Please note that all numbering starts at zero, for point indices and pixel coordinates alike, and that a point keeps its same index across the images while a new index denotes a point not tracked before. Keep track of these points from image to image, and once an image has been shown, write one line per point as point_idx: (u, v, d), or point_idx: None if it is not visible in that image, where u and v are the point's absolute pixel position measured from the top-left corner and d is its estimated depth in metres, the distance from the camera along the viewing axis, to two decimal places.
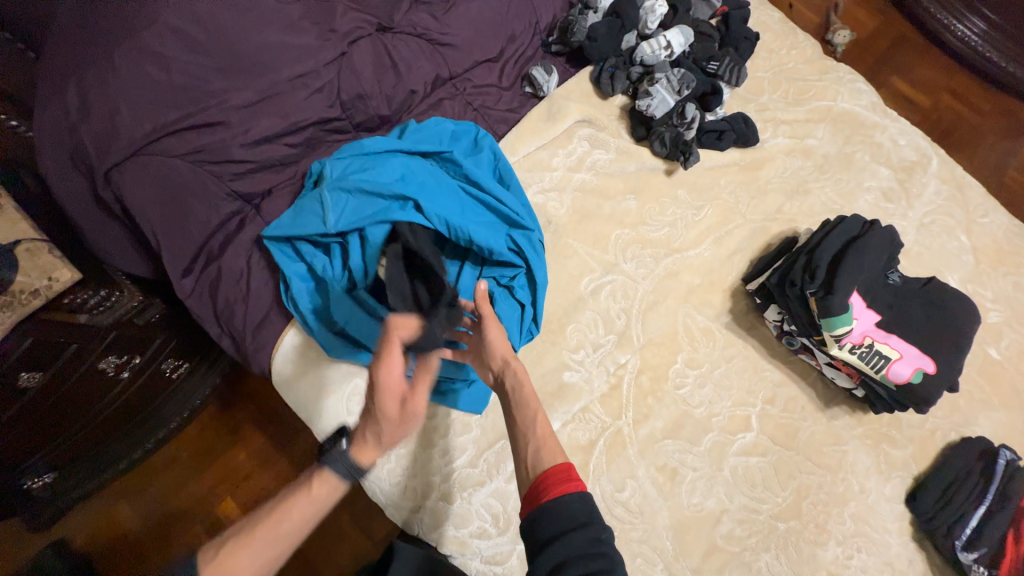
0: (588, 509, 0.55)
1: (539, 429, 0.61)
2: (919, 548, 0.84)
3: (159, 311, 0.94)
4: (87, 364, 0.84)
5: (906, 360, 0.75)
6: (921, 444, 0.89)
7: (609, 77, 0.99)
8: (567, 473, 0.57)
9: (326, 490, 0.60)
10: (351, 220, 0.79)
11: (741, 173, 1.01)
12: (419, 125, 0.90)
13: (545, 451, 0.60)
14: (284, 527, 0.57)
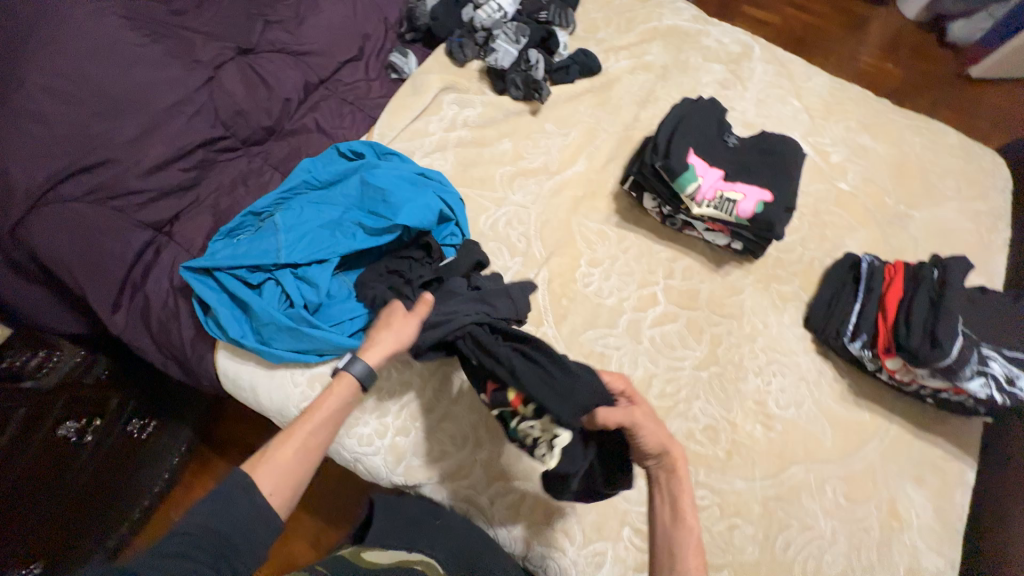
0: None
1: (683, 533, 0.65)
2: (825, 358, 0.95)
3: (108, 371, 1.02)
4: (50, 427, 0.88)
5: (749, 197, 0.88)
6: (805, 274, 1.01)
7: (459, 47, 1.12)
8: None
9: (343, 391, 0.71)
10: (302, 249, 0.86)
11: (595, 97, 1.15)
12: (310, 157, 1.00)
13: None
14: (311, 436, 0.66)
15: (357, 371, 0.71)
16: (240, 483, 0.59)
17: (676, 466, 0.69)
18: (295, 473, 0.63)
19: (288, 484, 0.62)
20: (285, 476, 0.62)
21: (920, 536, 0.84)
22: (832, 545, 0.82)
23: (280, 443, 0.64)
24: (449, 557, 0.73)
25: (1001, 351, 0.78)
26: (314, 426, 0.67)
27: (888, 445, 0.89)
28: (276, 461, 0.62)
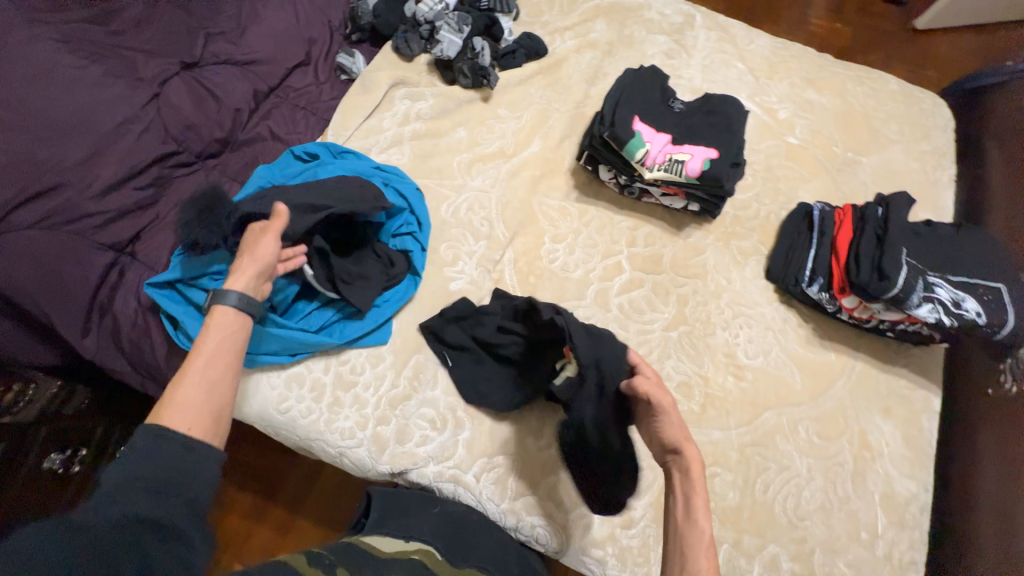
0: None
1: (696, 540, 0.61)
2: (789, 306, 0.98)
3: (88, 399, 1.01)
4: (36, 459, 0.88)
5: (696, 157, 0.91)
6: (763, 228, 1.04)
7: (405, 42, 1.14)
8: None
9: (229, 322, 0.67)
10: None
11: (545, 79, 1.17)
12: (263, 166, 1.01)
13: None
14: (214, 367, 0.62)
15: (234, 301, 0.68)
16: (144, 430, 0.54)
17: (692, 467, 0.66)
18: (209, 404, 0.59)
19: (206, 415, 0.58)
20: (197, 410, 0.58)
21: (892, 463, 0.87)
22: (809, 482, 0.84)
23: (178, 385, 0.59)
24: (448, 542, 0.73)
25: (947, 278, 0.81)
26: (217, 358, 0.63)
27: (855, 382, 0.92)
28: (180, 399, 0.58)
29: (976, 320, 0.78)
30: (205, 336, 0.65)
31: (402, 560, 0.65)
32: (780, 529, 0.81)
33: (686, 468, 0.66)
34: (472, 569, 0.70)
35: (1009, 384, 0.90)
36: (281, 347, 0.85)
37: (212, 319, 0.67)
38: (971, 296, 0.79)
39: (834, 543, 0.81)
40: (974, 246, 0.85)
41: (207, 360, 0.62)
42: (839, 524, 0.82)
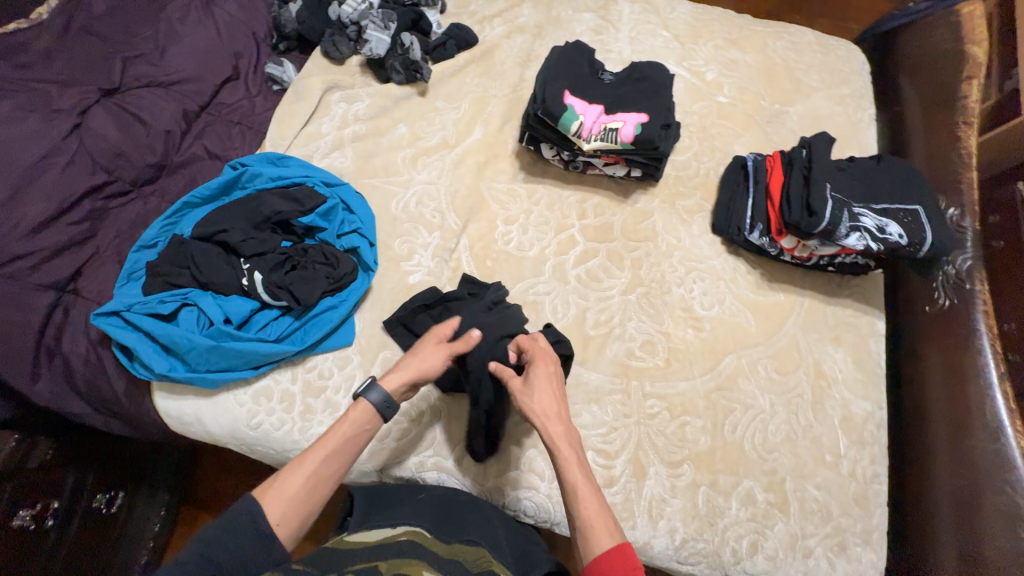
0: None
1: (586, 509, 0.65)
2: (736, 256, 1.02)
3: (53, 449, 0.98)
4: (2, 519, 0.84)
5: (629, 123, 0.94)
6: (705, 185, 1.08)
7: (333, 45, 1.13)
8: (623, 561, 0.60)
9: (363, 418, 0.69)
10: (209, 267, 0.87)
11: (479, 67, 1.18)
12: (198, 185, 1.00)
13: (597, 532, 0.63)
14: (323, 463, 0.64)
15: (376, 398, 0.70)
16: (245, 512, 0.58)
17: (557, 438, 0.71)
18: (306, 503, 0.62)
19: (295, 511, 0.61)
20: (292, 503, 0.61)
21: (846, 387, 0.92)
22: (773, 416, 0.89)
23: (291, 469, 0.63)
24: (433, 523, 0.72)
25: (871, 207, 0.86)
26: (328, 461, 0.64)
27: (805, 317, 0.97)
28: (283, 485, 0.61)
29: (899, 242, 0.84)
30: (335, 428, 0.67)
31: (390, 542, 0.64)
32: (751, 464, 0.86)
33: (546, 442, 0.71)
34: (459, 544, 0.69)
35: (942, 300, 0.98)
36: (241, 361, 0.84)
37: (351, 408, 0.69)
38: (893, 220, 0.85)
39: (802, 469, 0.86)
40: (892, 175, 0.91)
41: (328, 457, 0.65)
42: (804, 451, 0.87)
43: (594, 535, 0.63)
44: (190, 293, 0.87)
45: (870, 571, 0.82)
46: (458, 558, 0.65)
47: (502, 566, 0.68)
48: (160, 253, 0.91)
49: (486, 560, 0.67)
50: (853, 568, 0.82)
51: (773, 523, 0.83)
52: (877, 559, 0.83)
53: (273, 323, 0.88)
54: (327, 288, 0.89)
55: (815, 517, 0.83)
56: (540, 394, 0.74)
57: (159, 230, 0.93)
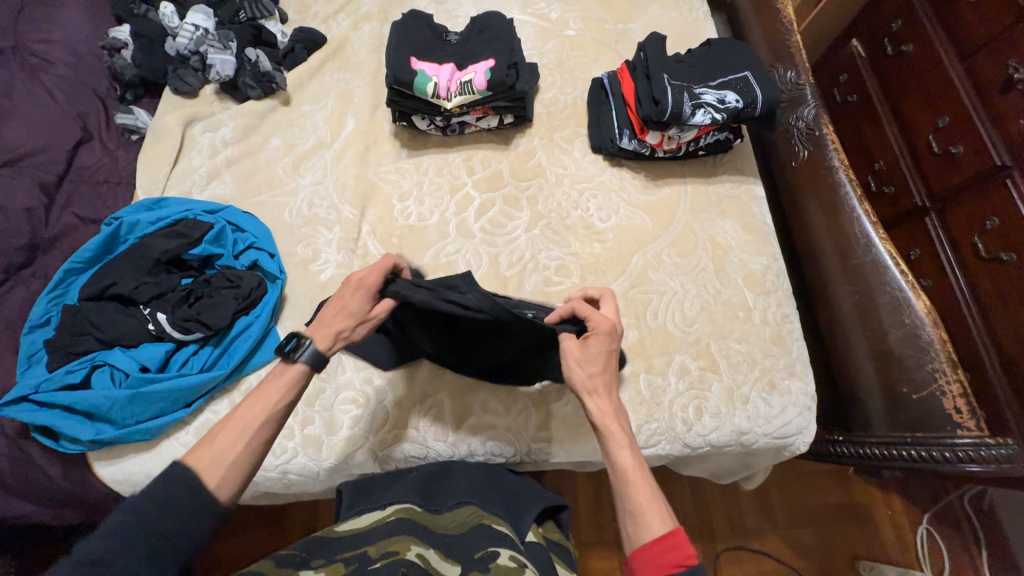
0: (676, 552, 0.61)
1: (635, 484, 0.66)
2: (619, 167, 1.09)
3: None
4: None
5: (479, 72, 0.99)
6: (575, 112, 1.15)
7: (180, 80, 1.11)
8: (677, 546, 0.61)
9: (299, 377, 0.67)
10: (113, 323, 0.86)
11: (335, 63, 1.19)
12: (76, 251, 0.96)
13: (653, 516, 0.64)
14: (261, 423, 0.63)
15: (309, 357, 0.68)
16: (180, 475, 0.57)
17: (603, 417, 0.71)
18: (245, 464, 0.61)
19: (236, 475, 0.60)
20: (233, 469, 0.60)
21: (741, 250, 1.01)
22: (686, 294, 0.97)
23: (222, 435, 0.61)
24: (421, 498, 0.74)
25: (708, 85, 0.96)
26: (267, 422, 0.64)
27: (692, 202, 1.05)
28: (218, 449, 0.60)
29: (737, 106, 0.93)
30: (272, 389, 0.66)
31: (379, 527, 0.65)
32: (678, 340, 0.93)
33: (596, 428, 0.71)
34: (449, 511, 0.71)
35: (801, 151, 1.09)
36: (171, 402, 0.83)
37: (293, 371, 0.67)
38: (729, 90, 0.94)
39: (721, 330, 0.94)
40: (721, 55, 1.02)
41: (252, 412, 0.63)
42: (719, 315, 0.95)
43: (643, 519, 0.64)
44: (99, 355, 0.85)
45: (802, 397, 0.92)
46: (449, 528, 0.67)
47: (495, 516, 0.70)
48: (56, 328, 0.87)
49: (479, 515, 0.70)
50: (787, 400, 0.91)
51: (710, 385, 0.90)
52: (805, 385, 0.93)
53: (194, 357, 0.88)
54: (239, 307, 0.89)
55: (743, 366, 0.92)
56: (591, 366, 0.73)
57: (47, 305, 0.89)
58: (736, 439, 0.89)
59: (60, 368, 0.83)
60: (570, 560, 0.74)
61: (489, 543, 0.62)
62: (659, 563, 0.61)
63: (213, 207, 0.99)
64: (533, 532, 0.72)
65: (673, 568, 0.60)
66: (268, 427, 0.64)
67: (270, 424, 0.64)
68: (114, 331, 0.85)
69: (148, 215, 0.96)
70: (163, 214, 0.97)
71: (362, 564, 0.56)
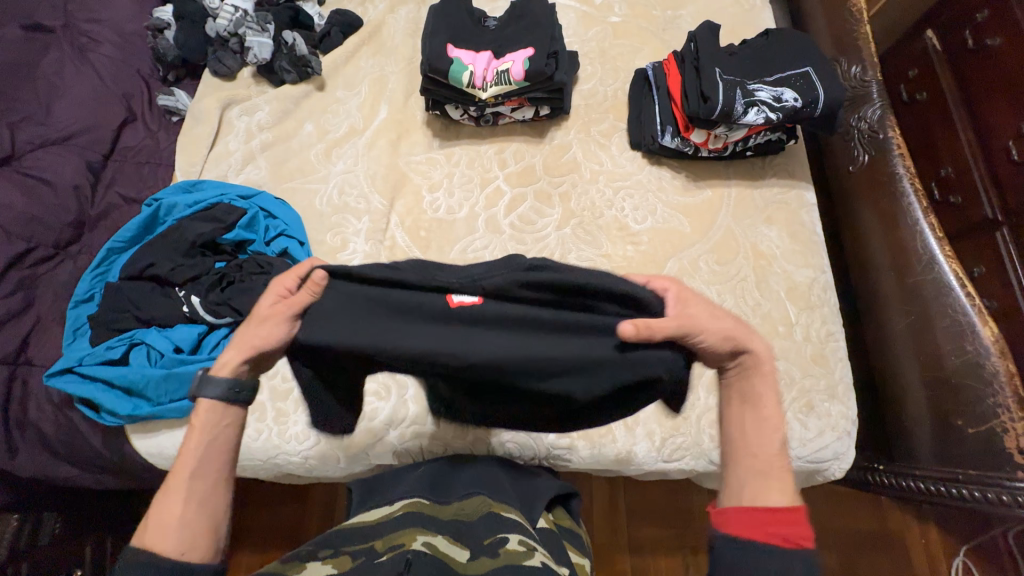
0: (795, 533, 0.51)
1: (767, 449, 0.56)
2: (660, 166, 1.03)
3: (60, 522, 0.99)
4: None
5: (517, 62, 0.96)
6: (614, 105, 1.09)
7: (219, 62, 1.12)
8: (797, 524, 0.51)
9: (208, 414, 0.56)
10: (151, 302, 0.89)
11: (371, 47, 1.17)
12: (119, 229, 0.99)
13: (774, 484, 0.54)
14: (200, 475, 0.54)
15: (215, 391, 0.57)
16: (127, 563, 0.49)
17: (761, 359, 0.58)
18: (198, 521, 0.53)
19: (196, 533, 0.52)
20: (186, 531, 0.52)
21: (786, 261, 0.95)
22: (722, 304, 0.92)
23: (157, 501, 0.53)
24: (432, 487, 0.72)
25: (764, 81, 0.89)
26: (201, 470, 0.54)
27: (735, 206, 0.99)
28: (158, 520, 0.52)
29: (795, 105, 0.86)
30: (187, 437, 0.56)
31: (386, 521, 0.63)
32: None
33: (751, 368, 0.58)
34: (457, 501, 0.69)
35: (862, 155, 1.00)
36: None
37: (198, 413, 0.56)
38: (787, 87, 0.87)
39: None
40: (780, 47, 0.94)
41: (177, 468, 0.54)
42: (758, 328, 0.90)
43: (772, 482, 0.54)
44: (137, 333, 0.88)
45: (842, 421, 0.86)
46: (460, 515, 0.65)
47: (505, 503, 0.69)
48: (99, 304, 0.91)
49: (488, 504, 0.68)
50: (825, 423, 0.86)
51: None
52: (846, 409, 0.87)
53: (224, 340, 0.89)
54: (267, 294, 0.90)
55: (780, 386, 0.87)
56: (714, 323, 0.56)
57: (91, 281, 0.93)
58: None
59: (102, 344, 0.87)
60: (583, 545, 0.71)
61: (498, 529, 0.61)
62: (767, 525, 0.51)
63: (246, 192, 1.00)
64: (544, 518, 0.70)
65: (783, 541, 0.50)
66: (205, 473, 0.55)
67: (201, 471, 0.54)
68: (152, 310, 0.88)
69: (186, 197, 0.98)
70: (199, 197, 0.98)
71: (369, 558, 0.54)
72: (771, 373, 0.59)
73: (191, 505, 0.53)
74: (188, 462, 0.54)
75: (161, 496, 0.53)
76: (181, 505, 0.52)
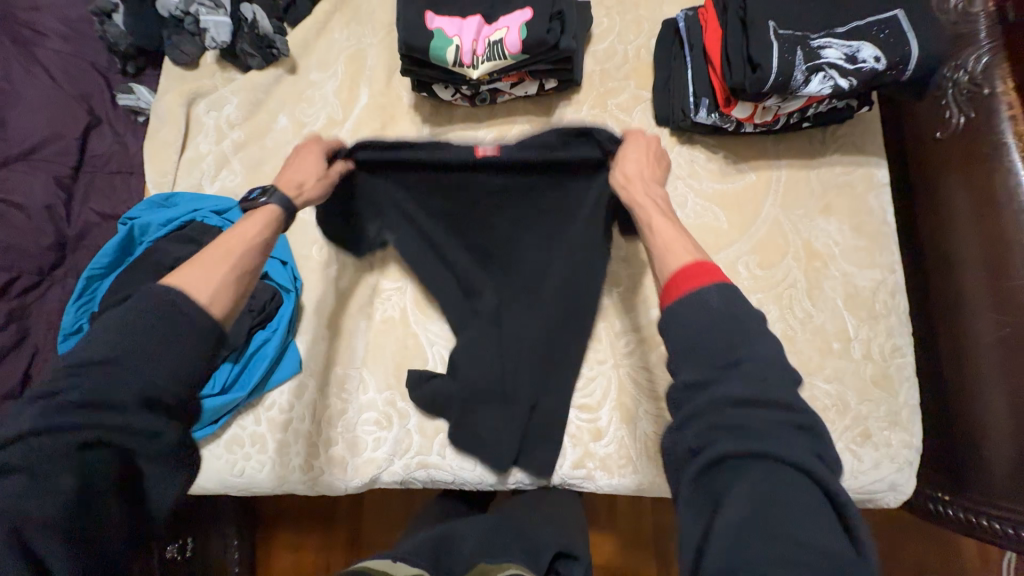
0: (725, 297, 0.52)
1: (659, 240, 0.62)
2: (693, 146, 0.86)
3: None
4: None
5: (513, 28, 0.78)
6: (636, 69, 0.89)
7: (176, 49, 0.98)
8: (703, 271, 0.55)
9: (265, 216, 0.67)
10: None
11: (343, 15, 1.00)
12: (98, 252, 0.93)
13: (672, 256, 0.59)
14: (236, 253, 0.62)
15: (278, 201, 0.68)
16: (158, 294, 0.54)
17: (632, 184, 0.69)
18: (231, 288, 0.59)
19: (225, 296, 0.58)
20: (222, 291, 0.58)
21: (846, 260, 0.79)
22: (764, 317, 0.78)
23: (204, 257, 0.60)
24: (433, 550, 0.64)
25: (831, 34, 0.69)
26: (249, 250, 0.63)
27: (785, 193, 0.82)
28: (196, 272, 0.57)
29: (876, 67, 0.67)
30: (242, 223, 0.66)
31: None
32: None
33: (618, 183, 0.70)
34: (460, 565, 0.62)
35: (955, 118, 0.78)
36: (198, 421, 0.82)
37: (259, 211, 0.67)
38: (865, 41, 0.67)
39: (806, 366, 0.76)
40: None
41: (227, 239, 0.63)
42: (807, 345, 0.77)
43: (671, 251, 0.60)
44: None
45: (904, 451, 0.74)
46: None
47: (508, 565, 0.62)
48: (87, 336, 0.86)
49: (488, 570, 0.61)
50: (883, 454, 0.74)
51: None
52: (909, 437, 0.74)
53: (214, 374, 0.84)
54: (254, 323, 0.84)
55: (830, 413, 0.75)
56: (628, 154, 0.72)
57: (77, 312, 0.87)
58: None
59: None
60: None
61: None
62: (682, 283, 0.55)
63: (221, 204, 0.91)
64: None
65: (698, 284, 0.54)
66: (245, 258, 0.62)
67: (248, 250, 0.63)
68: None
69: (160, 214, 0.90)
70: (174, 214, 0.90)
71: None
72: (652, 144, 0.74)
73: (214, 276, 0.58)
74: (240, 242, 0.63)
75: (192, 265, 0.59)
76: (211, 274, 0.58)
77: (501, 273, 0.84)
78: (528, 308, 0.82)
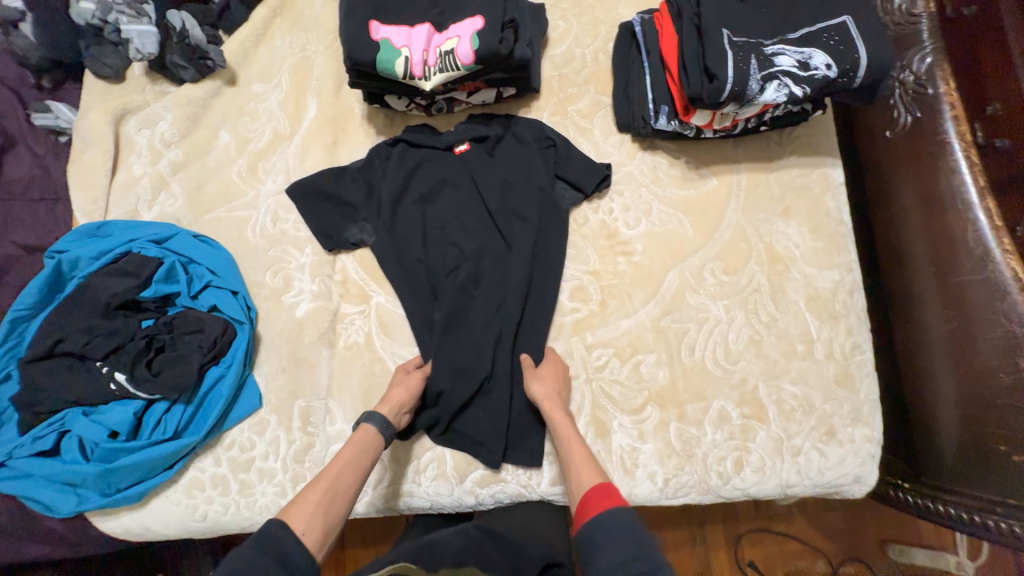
0: (621, 518, 0.59)
1: (574, 455, 0.69)
2: (654, 152, 0.85)
3: None
4: None
5: (464, 37, 0.74)
6: (594, 75, 0.87)
7: (96, 59, 0.89)
8: (605, 496, 0.63)
9: (365, 435, 0.71)
10: (74, 384, 0.77)
11: (284, 21, 0.93)
12: (23, 290, 0.84)
13: (584, 476, 0.66)
14: (331, 482, 0.66)
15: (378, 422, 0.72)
16: (268, 536, 0.58)
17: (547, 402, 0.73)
18: (327, 522, 0.62)
19: (321, 524, 0.62)
20: (322, 525, 0.62)
21: (807, 263, 0.80)
22: (731, 323, 0.79)
23: (306, 492, 0.64)
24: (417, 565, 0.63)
25: (784, 41, 0.69)
26: (346, 467, 0.67)
27: (745, 197, 0.82)
28: (305, 507, 0.62)
29: (828, 75, 0.67)
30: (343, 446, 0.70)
31: None
32: (717, 382, 0.78)
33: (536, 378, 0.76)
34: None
35: (904, 117, 0.80)
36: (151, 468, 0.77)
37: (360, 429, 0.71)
38: (817, 48, 0.68)
39: (773, 369, 0.77)
40: None
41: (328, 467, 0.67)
42: (772, 349, 0.78)
43: (582, 469, 0.67)
44: (66, 418, 0.77)
45: (866, 445, 0.77)
46: None
47: None
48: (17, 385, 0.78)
49: None
50: (848, 450, 0.77)
51: (753, 436, 0.76)
52: (872, 432, 0.77)
53: (165, 417, 0.78)
54: (204, 360, 0.78)
55: (796, 414, 0.76)
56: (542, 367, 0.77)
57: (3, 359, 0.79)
58: (780, 493, 0.77)
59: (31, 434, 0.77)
60: None
61: None
62: (592, 506, 0.62)
63: (160, 233, 0.84)
64: None
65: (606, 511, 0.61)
66: (344, 483, 0.66)
67: (343, 475, 0.67)
68: (77, 393, 0.77)
69: (91, 247, 0.82)
70: (108, 245, 0.83)
71: None
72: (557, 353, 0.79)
73: (314, 517, 0.62)
74: (340, 461, 0.68)
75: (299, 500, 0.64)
76: (312, 515, 0.62)
77: (469, 273, 0.82)
78: (493, 308, 0.81)
